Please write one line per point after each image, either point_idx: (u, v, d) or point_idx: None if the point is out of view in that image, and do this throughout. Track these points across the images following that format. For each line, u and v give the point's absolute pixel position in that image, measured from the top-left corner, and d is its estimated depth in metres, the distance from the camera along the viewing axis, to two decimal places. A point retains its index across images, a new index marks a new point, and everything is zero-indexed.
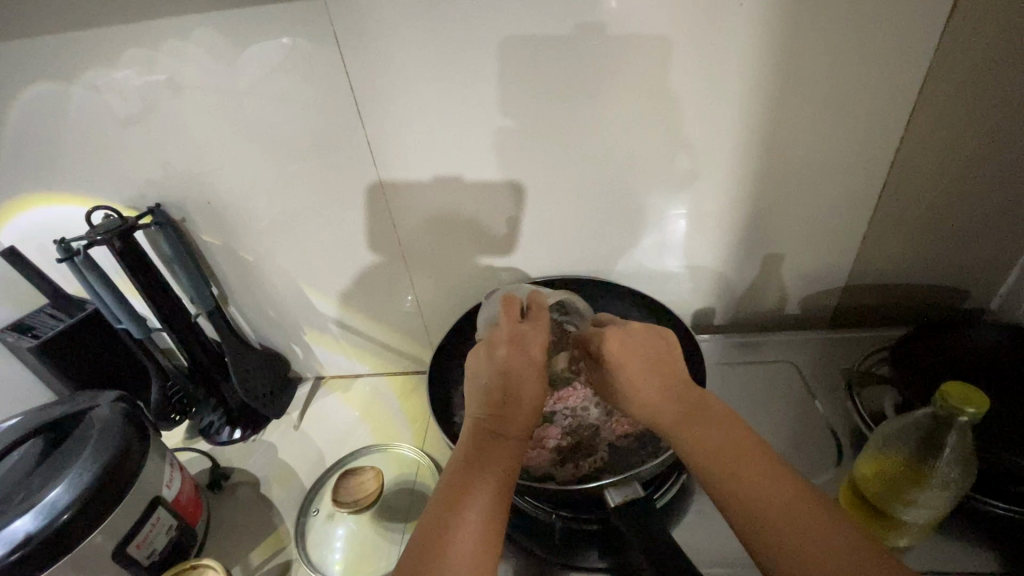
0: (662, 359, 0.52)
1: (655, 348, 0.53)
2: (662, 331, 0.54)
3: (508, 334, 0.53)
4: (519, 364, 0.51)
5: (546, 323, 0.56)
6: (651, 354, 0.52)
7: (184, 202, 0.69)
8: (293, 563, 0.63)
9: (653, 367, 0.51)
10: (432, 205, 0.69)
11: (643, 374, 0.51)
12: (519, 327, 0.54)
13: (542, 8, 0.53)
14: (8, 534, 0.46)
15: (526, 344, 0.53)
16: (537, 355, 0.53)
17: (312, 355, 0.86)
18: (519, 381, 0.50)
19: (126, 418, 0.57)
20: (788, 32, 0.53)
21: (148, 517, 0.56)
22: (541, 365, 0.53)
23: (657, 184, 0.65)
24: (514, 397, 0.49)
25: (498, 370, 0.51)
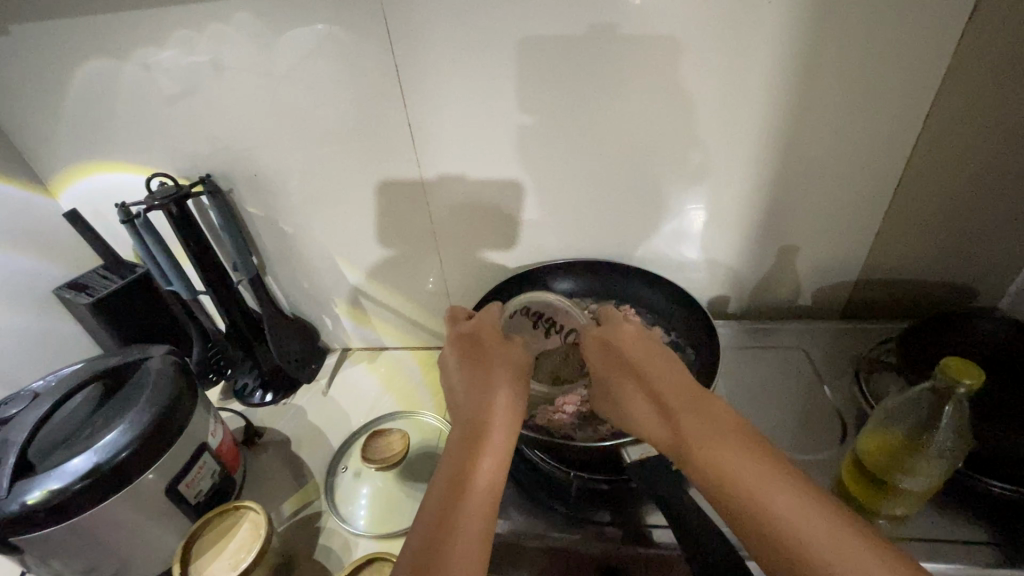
0: (642, 354, 0.56)
1: (635, 346, 0.57)
2: (620, 327, 0.60)
3: (461, 339, 0.59)
4: (484, 359, 0.56)
5: (493, 318, 0.61)
6: (630, 351, 0.56)
7: (231, 174, 0.74)
8: (322, 514, 0.68)
9: (627, 361, 0.55)
10: (463, 189, 0.72)
11: (622, 369, 0.55)
12: (471, 329, 0.60)
13: (563, 6, 0.56)
14: (76, 465, 0.51)
15: (481, 342, 0.58)
16: (502, 347, 0.57)
17: (341, 326, 0.91)
18: (489, 371, 0.54)
19: (177, 370, 0.62)
20: (805, 33, 0.56)
21: (195, 460, 0.61)
22: (512, 354, 0.57)
23: (675, 175, 0.68)
24: (489, 381, 0.53)
25: (468, 367, 0.56)
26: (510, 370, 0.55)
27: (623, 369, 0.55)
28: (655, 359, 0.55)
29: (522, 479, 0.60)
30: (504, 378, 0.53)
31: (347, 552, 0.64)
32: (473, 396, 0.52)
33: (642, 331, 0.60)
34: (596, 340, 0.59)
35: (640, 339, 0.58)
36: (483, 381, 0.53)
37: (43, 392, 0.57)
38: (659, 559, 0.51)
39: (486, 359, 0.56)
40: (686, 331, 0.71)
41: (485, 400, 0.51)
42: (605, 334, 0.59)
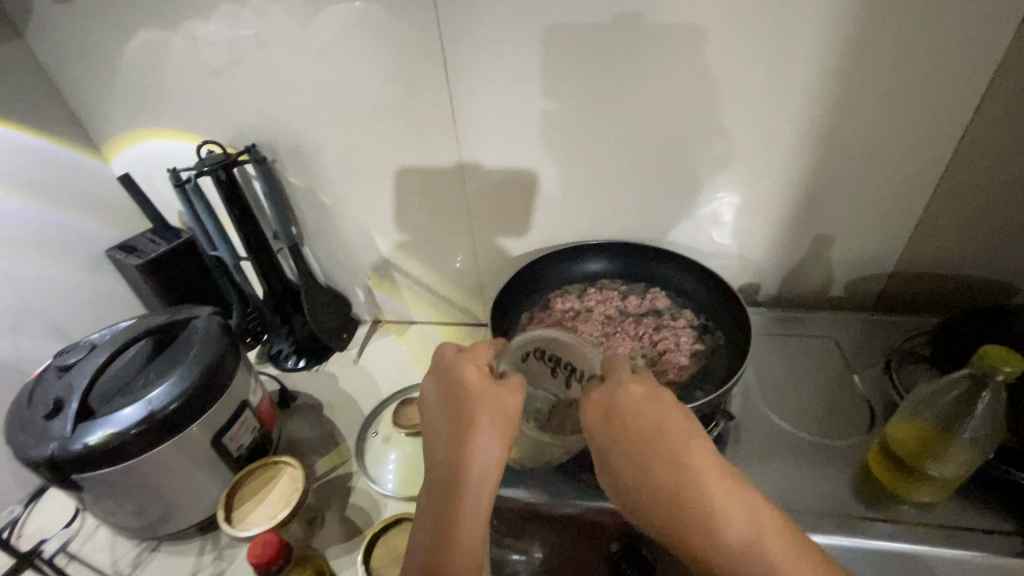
0: (651, 422, 0.45)
1: (646, 410, 0.45)
2: (625, 384, 0.47)
3: (442, 379, 0.51)
4: (465, 402, 0.48)
5: (480, 356, 0.52)
6: (637, 418, 0.45)
7: (275, 145, 0.76)
8: (354, 475, 0.71)
9: (629, 435, 0.45)
10: (499, 168, 0.72)
11: (622, 441, 0.45)
12: (453, 369, 0.51)
13: None
14: (133, 412, 0.54)
15: (462, 381, 0.50)
16: (487, 390, 0.49)
17: (372, 299, 0.93)
18: (469, 419, 0.47)
19: (221, 329, 0.64)
20: (848, 19, 0.55)
21: (238, 416, 0.64)
22: (498, 398, 0.48)
23: (710, 160, 0.67)
24: (466, 439, 0.46)
25: (448, 415, 0.49)
26: (494, 418, 0.47)
27: (623, 442, 0.45)
28: (666, 430, 0.44)
29: None
30: (485, 429, 0.46)
31: (378, 512, 0.67)
32: (453, 453, 0.46)
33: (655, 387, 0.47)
34: (594, 406, 0.47)
35: (653, 398, 0.46)
36: (460, 439, 0.46)
37: (100, 343, 0.60)
38: None
39: (468, 406, 0.48)
40: (716, 313, 0.69)
41: (461, 464, 0.45)
42: (607, 396, 0.47)
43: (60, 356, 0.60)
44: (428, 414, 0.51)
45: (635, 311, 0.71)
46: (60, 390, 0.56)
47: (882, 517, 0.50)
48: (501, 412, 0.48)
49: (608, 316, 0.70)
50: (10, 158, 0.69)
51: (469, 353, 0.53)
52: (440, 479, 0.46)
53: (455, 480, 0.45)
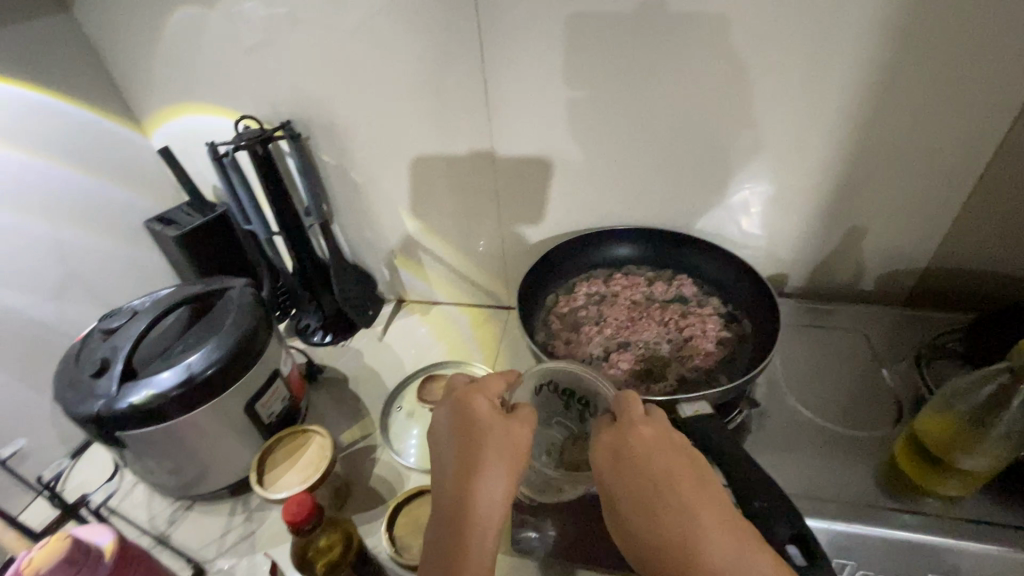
0: (668, 467, 0.41)
1: (661, 454, 0.42)
2: (640, 424, 0.44)
3: (450, 409, 0.48)
4: (474, 432, 0.46)
5: (493, 386, 0.50)
6: (652, 461, 0.42)
7: (308, 123, 0.77)
8: (378, 447, 0.73)
9: (643, 479, 0.41)
10: (529, 149, 0.72)
11: (635, 485, 0.41)
12: (461, 399, 0.49)
13: None
14: (174, 373, 0.57)
15: (471, 410, 0.48)
16: (499, 425, 0.47)
17: (398, 278, 0.94)
18: (476, 452, 0.45)
19: (255, 300, 0.66)
20: (894, 5, 0.54)
21: (270, 385, 0.66)
22: (510, 434, 0.47)
23: (743, 148, 0.66)
24: (471, 473, 0.44)
25: (455, 448, 0.46)
26: (503, 453, 0.45)
27: (635, 487, 0.41)
28: (684, 475, 0.41)
29: None
30: (493, 464, 0.44)
31: (401, 483, 0.69)
32: (456, 487, 0.44)
33: (671, 431, 0.44)
34: (607, 444, 0.44)
35: (669, 441, 0.43)
36: (465, 472, 0.44)
37: (142, 309, 0.62)
38: None
39: (478, 441, 0.46)
40: (743, 302, 0.69)
41: (464, 500, 0.43)
42: (621, 435, 0.44)
43: (105, 319, 0.63)
44: (433, 447, 0.49)
45: (661, 297, 0.71)
46: (105, 350, 0.58)
47: (908, 508, 0.50)
48: (510, 448, 0.46)
49: (634, 302, 0.70)
50: (57, 128, 0.71)
51: (482, 382, 0.51)
52: (441, 514, 0.43)
53: (455, 518, 0.42)
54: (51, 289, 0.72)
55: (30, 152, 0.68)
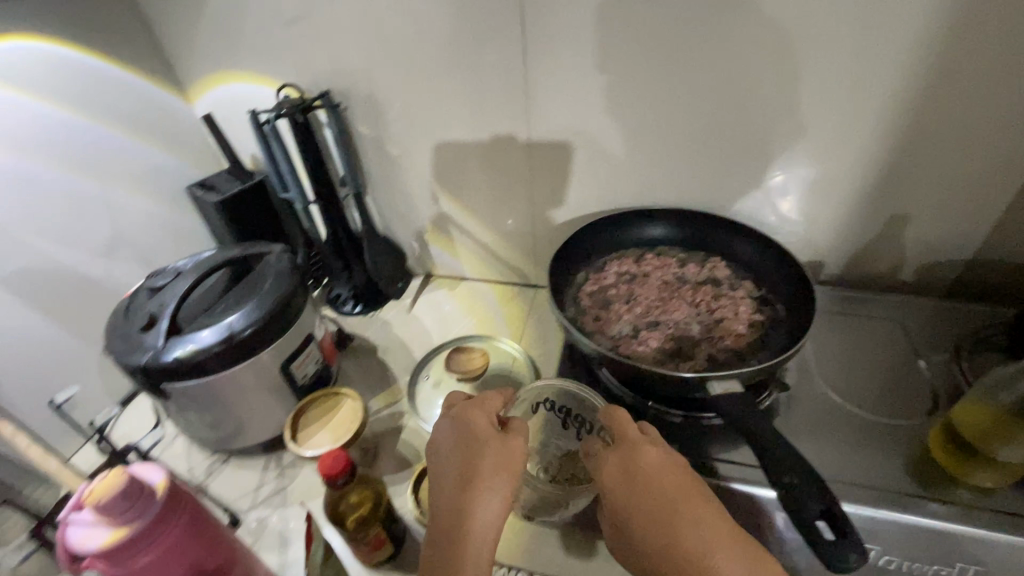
0: (670, 486, 0.44)
1: (662, 473, 0.45)
2: (642, 443, 0.47)
3: (451, 423, 0.50)
4: (475, 445, 0.48)
5: (491, 403, 0.52)
6: (654, 480, 0.45)
7: (347, 93, 0.77)
8: (405, 414, 0.76)
9: (645, 497, 0.44)
10: (565, 124, 0.71)
11: (642, 501, 0.44)
12: (462, 415, 0.51)
13: None
14: (215, 331, 0.59)
15: (472, 425, 0.50)
16: (496, 439, 0.48)
17: (427, 252, 0.95)
18: (476, 464, 0.46)
19: (292, 265, 0.68)
20: None
21: (304, 347, 0.68)
22: (505, 448, 0.48)
23: (788, 128, 0.65)
24: (472, 483, 0.45)
25: (456, 462, 0.47)
26: (502, 465, 0.47)
27: (641, 505, 0.44)
28: (687, 494, 0.44)
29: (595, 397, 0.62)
30: (493, 476, 0.46)
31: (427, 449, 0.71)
32: (458, 496, 0.45)
33: (671, 450, 0.48)
34: (613, 461, 0.47)
35: (670, 461, 0.46)
36: (467, 482, 0.45)
37: (186, 269, 0.65)
38: (725, 493, 0.51)
39: (477, 454, 0.47)
40: (778, 285, 0.67)
41: (466, 509, 0.44)
42: (625, 454, 0.47)
43: (151, 278, 0.65)
44: (433, 461, 0.50)
45: (693, 278, 0.70)
46: (153, 307, 0.61)
47: (936, 498, 0.49)
48: (508, 460, 0.47)
49: (665, 282, 0.69)
50: (107, 91, 0.73)
51: (481, 399, 0.53)
52: (443, 522, 0.44)
53: (458, 525, 0.43)
54: (99, 248, 0.75)
55: (82, 114, 0.71)
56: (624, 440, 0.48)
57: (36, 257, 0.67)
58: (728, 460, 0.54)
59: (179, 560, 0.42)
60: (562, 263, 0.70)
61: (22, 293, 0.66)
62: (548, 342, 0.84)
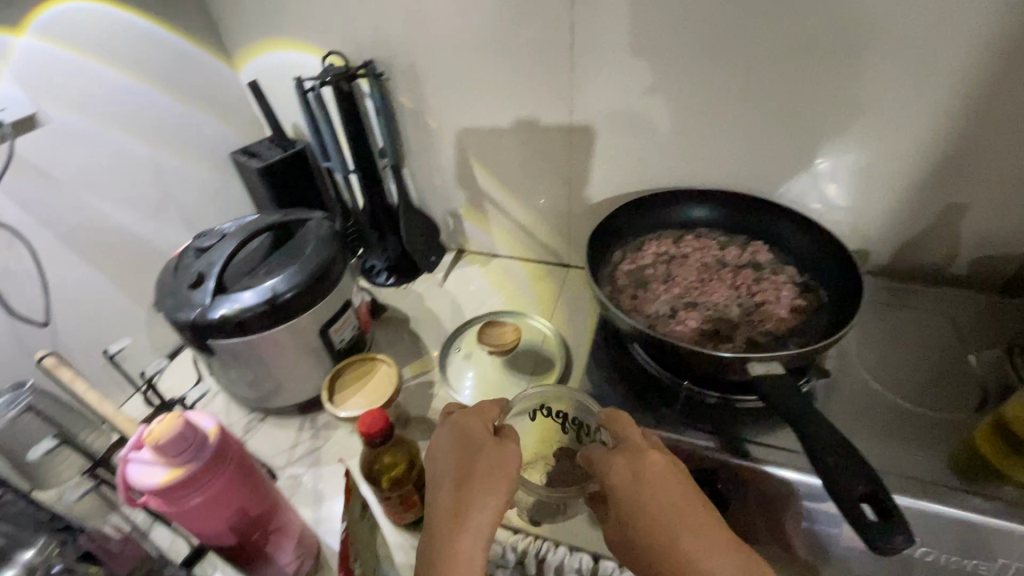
0: (670, 501, 0.43)
1: (665, 488, 0.44)
2: (645, 455, 0.47)
3: (450, 430, 0.50)
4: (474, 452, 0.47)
5: (489, 411, 0.52)
6: (655, 495, 0.44)
7: (390, 63, 0.77)
8: (436, 383, 0.77)
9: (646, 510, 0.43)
10: (609, 99, 0.70)
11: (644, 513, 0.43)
12: (460, 422, 0.50)
13: None
14: (259, 292, 0.60)
15: (470, 432, 0.49)
16: (494, 445, 0.47)
17: (461, 227, 0.95)
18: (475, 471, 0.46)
19: (332, 232, 0.69)
20: None
21: (342, 313, 0.69)
22: (501, 453, 0.47)
23: (844, 109, 0.62)
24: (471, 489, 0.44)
25: (455, 467, 0.46)
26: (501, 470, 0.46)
27: (643, 518, 0.43)
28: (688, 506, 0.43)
29: (629, 375, 0.62)
30: (492, 480, 0.45)
31: None
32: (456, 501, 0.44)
33: (675, 463, 0.47)
34: (616, 471, 0.46)
35: (673, 475, 0.45)
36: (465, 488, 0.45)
37: (231, 232, 0.66)
38: (758, 475, 0.51)
39: (471, 458, 0.47)
40: (822, 272, 0.65)
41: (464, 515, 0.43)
42: (628, 465, 0.46)
43: (198, 238, 0.67)
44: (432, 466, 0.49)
45: (733, 261, 0.69)
46: (200, 266, 0.63)
47: (978, 494, 0.47)
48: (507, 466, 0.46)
49: (705, 264, 0.68)
50: (160, 55, 0.75)
51: (479, 407, 0.52)
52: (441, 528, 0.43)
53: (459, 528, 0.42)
54: (149, 209, 0.77)
55: (135, 77, 0.72)
56: (628, 452, 0.47)
57: (92, 214, 0.70)
58: (761, 443, 0.53)
59: (223, 503, 0.45)
60: (599, 240, 0.69)
61: (78, 248, 0.69)
62: (579, 321, 0.84)
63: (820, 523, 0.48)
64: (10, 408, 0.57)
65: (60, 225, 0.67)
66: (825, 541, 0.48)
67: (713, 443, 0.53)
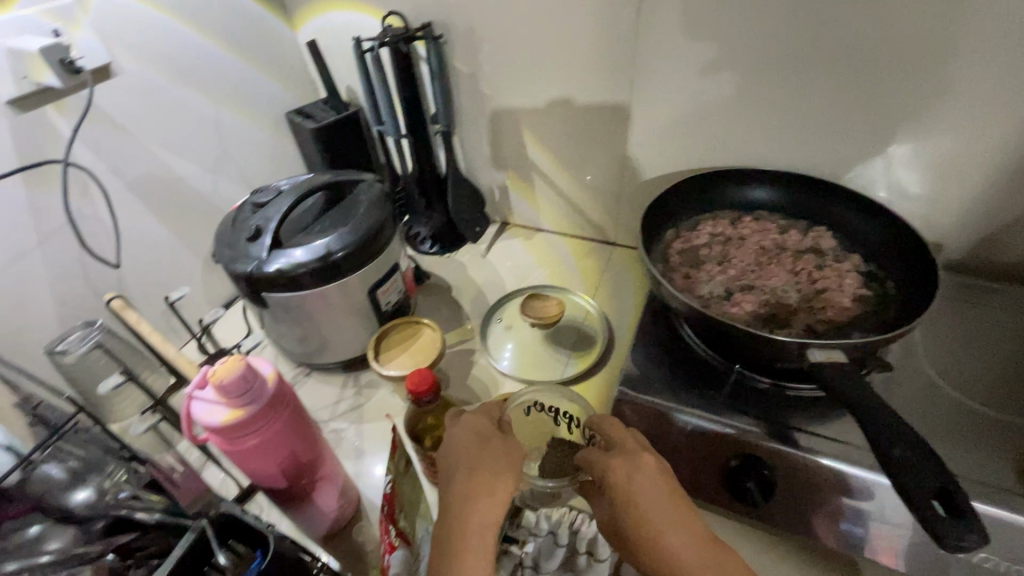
0: (663, 504, 0.43)
1: (655, 491, 0.44)
2: (637, 456, 0.46)
3: (461, 425, 0.49)
4: (483, 441, 0.46)
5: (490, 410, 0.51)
6: (647, 499, 0.43)
7: (448, 27, 0.76)
8: (476, 351, 0.78)
9: (647, 507, 0.43)
10: (671, 71, 0.67)
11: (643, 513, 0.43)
12: (470, 418, 0.49)
13: None
14: (314, 248, 0.61)
15: (474, 427, 0.48)
16: (501, 438, 0.47)
17: (507, 199, 0.95)
18: (486, 459, 0.45)
19: (384, 194, 0.69)
20: None
21: (390, 276, 0.70)
22: (504, 444, 0.46)
23: (933, 89, 0.58)
24: (480, 474, 0.43)
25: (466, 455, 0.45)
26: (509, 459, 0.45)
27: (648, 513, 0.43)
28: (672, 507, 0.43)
29: (675, 352, 0.60)
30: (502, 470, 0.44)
31: (495, 386, 0.73)
32: (467, 486, 0.43)
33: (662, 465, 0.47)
34: (614, 471, 0.45)
35: (662, 479, 0.45)
36: (476, 473, 0.43)
37: (287, 188, 0.67)
38: (804, 464, 0.50)
39: (483, 449, 0.46)
40: (887, 261, 0.62)
41: (470, 498, 0.42)
42: (625, 467, 0.46)
43: (256, 194, 0.68)
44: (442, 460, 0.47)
45: (793, 247, 0.66)
46: (259, 220, 0.63)
47: None
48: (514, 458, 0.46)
49: (762, 247, 0.66)
50: (224, 10, 0.76)
51: (487, 408, 0.51)
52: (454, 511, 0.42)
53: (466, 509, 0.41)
54: (210, 164, 0.79)
55: (201, 32, 0.74)
56: (620, 454, 0.47)
57: (158, 166, 0.73)
58: (812, 432, 0.51)
59: (276, 447, 0.47)
60: (653, 216, 0.67)
61: (144, 199, 0.72)
62: (623, 299, 0.83)
63: (849, 523, 0.49)
64: (82, 344, 0.62)
65: (128, 173, 0.69)
66: (852, 541, 0.50)
67: (761, 429, 0.51)
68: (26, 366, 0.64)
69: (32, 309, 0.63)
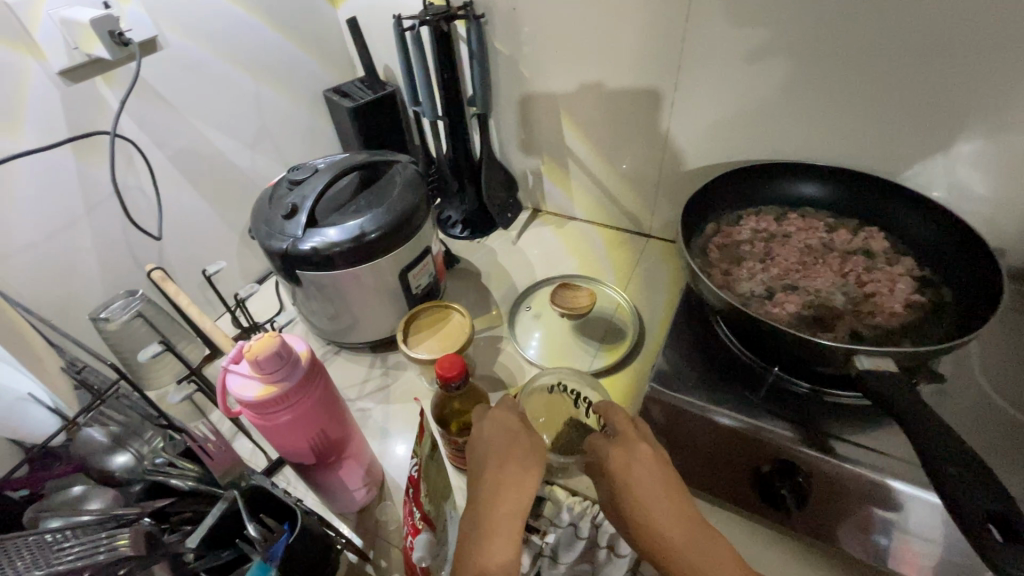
0: (657, 490, 0.42)
1: (654, 480, 0.42)
2: (633, 443, 0.45)
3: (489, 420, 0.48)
4: (508, 437, 0.46)
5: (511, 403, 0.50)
6: (641, 486, 0.42)
7: (490, 6, 0.75)
8: (503, 338, 0.78)
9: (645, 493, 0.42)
10: (721, 57, 0.64)
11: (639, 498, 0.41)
12: (495, 413, 0.49)
13: None
14: (348, 229, 0.61)
15: (496, 421, 0.48)
16: (525, 432, 0.47)
17: (541, 185, 0.93)
18: (512, 454, 0.44)
19: (417, 177, 0.69)
20: None
21: (421, 258, 0.70)
22: (530, 438, 0.46)
23: (1007, 83, 0.53)
24: (500, 467, 0.43)
25: (491, 449, 0.45)
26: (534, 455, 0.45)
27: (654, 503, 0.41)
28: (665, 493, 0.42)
29: (711, 351, 0.59)
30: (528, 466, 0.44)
31: (521, 373, 0.73)
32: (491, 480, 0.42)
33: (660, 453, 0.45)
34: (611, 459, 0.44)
35: (658, 468, 0.43)
36: (502, 469, 0.43)
37: (323, 167, 0.67)
38: (839, 472, 0.48)
39: (509, 444, 0.45)
40: (944, 266, 0.58)
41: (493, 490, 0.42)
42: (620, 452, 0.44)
43: (292, 171, 0.68)
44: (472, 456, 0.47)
45: (841, 246, 0.62)
46: (294, 198, 0.63)
47: None
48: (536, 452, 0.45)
49: (808, 246, 0.63)
50: None
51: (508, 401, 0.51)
52: (479, 506, 0.41)
53: (491, 503, 0.41)
54: (249, 140, 0.80)
55: (245, 8, 0.74)
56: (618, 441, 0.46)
57: (199, 140, 0.74)
58: (852, 441, 0.49)
59: (307, 424, 0.47)
60: (693, 209, 0.65)
61: (186, 173, 0.73)
62: (655, 293, 0.81)
63: (875, 534, 0.48)
64: (124, 312, 0.64)
65: (170, 146, 0.70)
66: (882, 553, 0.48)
67: (797, 435, 0.49)
68: (72, 331, 0.66)
69: (79, 276, 0.65)
